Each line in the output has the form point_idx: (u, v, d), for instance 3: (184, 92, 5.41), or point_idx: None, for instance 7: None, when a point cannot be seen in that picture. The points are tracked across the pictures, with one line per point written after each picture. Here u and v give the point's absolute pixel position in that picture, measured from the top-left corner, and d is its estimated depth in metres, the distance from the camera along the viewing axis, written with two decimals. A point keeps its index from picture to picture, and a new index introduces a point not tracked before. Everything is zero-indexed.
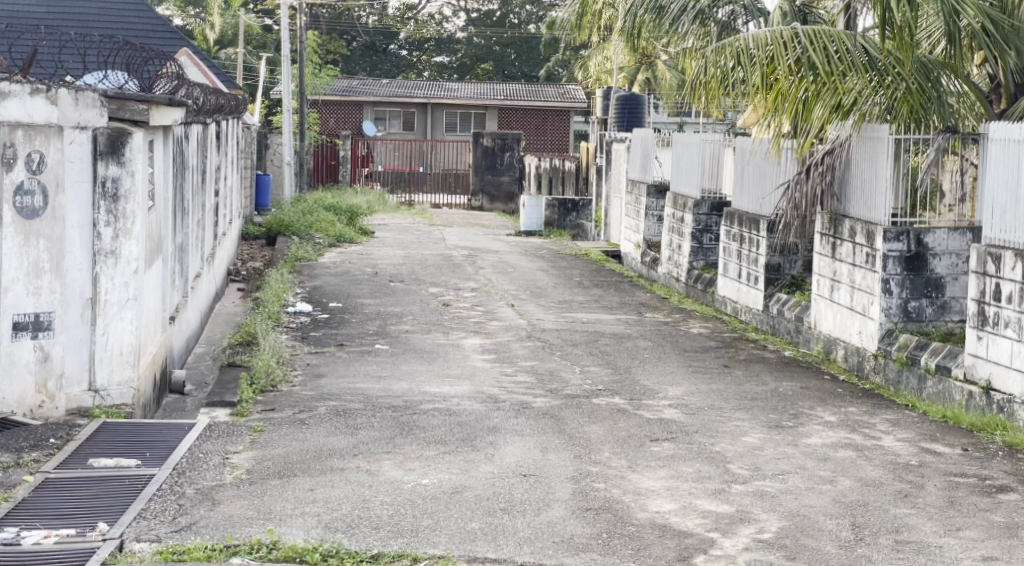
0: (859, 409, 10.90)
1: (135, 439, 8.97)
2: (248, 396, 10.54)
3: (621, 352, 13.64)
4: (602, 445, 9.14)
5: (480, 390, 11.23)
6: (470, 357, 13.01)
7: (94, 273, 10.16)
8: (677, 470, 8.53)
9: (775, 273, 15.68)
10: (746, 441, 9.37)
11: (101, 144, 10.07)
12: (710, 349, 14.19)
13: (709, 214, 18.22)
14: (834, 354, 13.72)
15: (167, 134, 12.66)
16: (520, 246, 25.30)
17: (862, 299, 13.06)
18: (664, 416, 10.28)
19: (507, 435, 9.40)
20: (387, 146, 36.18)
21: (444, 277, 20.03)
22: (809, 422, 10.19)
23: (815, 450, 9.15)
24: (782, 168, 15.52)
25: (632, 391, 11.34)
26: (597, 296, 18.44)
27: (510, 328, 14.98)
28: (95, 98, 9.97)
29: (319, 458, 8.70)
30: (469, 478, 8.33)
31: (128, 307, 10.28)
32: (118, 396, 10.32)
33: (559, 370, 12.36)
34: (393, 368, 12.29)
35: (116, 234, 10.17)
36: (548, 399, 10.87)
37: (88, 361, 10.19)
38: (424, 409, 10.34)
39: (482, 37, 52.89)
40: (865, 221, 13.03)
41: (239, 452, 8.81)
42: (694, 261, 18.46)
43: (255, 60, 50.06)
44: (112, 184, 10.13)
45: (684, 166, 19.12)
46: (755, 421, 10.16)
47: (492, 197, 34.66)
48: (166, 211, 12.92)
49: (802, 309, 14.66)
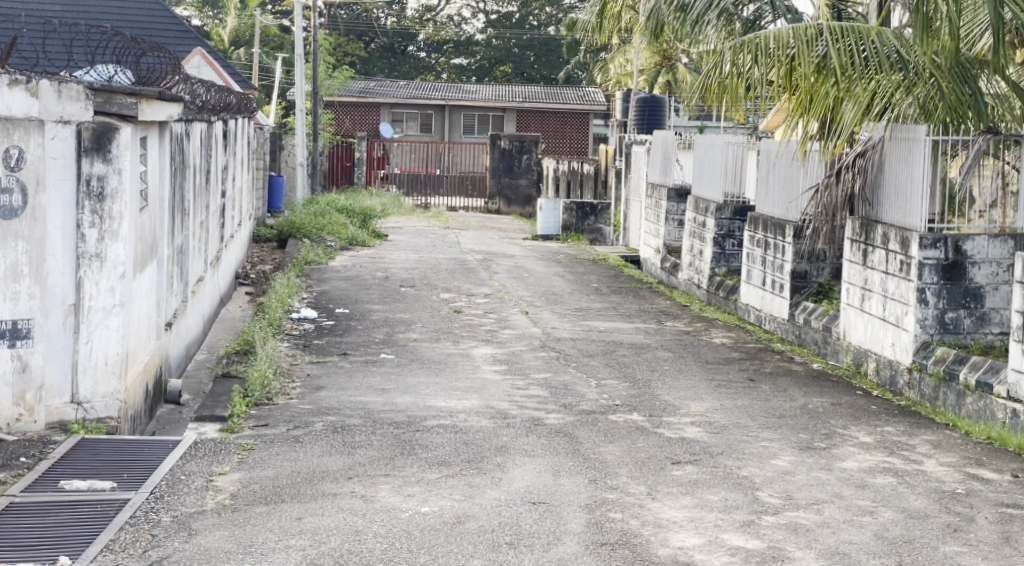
0: (895, 429, 10.14)
1: (115, 458, 8.27)
2: (241, 411, 9.83)
3: (641, 363, 12.91)
4: (618, 469, 8.40)
5: (489, 405, 10.50)
6: (480, 368, 12.28)
7: (77, 278, 9.43)
8: (702, 498, 7.79)
9: (801, 281, 14.95)
10: (775, 464, 8.63)
11: (86, 139, 9.34)
12: (734, 361, 13.45)
13: (732, 219, 17.53)
14: (864, 367, 12.99)
15: (165, 131, 11.98)
16: (537, 250, 24.62)
17: (895, 309, 12.31)
18: (686, 435, 9.54)
19: (517, 456, 8.68)
20: (403, 149, 34.93)
21: (457, 283, 19.32)
22: (844, 443, 9.44)
23: (852, 476, 8.41)
24: (808, 173, 14.80)
25: (652, 407, 10.62)
26: (615, 303, 17.70)
27: (523, 337, 14.25)
28: (78, 90, 9.21)
29: (310, 481, 7.98)
30: (473, 506, 7.60)
31: (114, 313, 9.54)
32: (103, 409, 9.57)
33: (574, 384, 11.62)
34: (398, 380, 11.58)
35: (101, 236, 9.45)
36: (561, 416, 10.15)
37: (70, 372, 9.48)
38: (428, 425, 9.63)
39: (501, 39, 52.22)
40: (900, 227, 12.29)
41: (224, 474, 8.10)
42: (716, 267, 17.71)
43: (271, 62, 49.49)
44: (98, 182, 9.42)
45: (706, 169, 18.38)
46: (784, 442, 9.40)
47: (509, 200, 33.93)
48: (161, 211, 12.18)
49: (830, 318, 13.91)
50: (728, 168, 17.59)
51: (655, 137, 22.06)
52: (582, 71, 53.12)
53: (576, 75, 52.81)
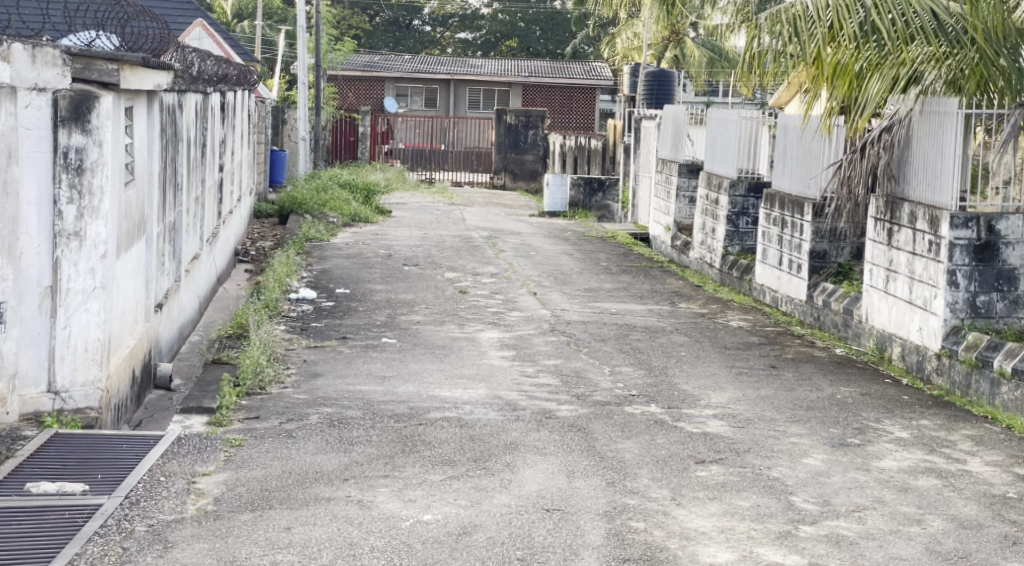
0: (933, 422, 9.42)
1: (90, 457, 7.59)
2: (231, 401, 9.16)
3: (656, 349, 12.23)
4: (638, 469, 7.73)
5: (496, 395, 9.82)
6: (486, 354, 11.60)
7: (55, 258, 8.71)
8: (732, 504, 7.12)
9: (820, 261, 14.25)
10: (808, 464, 7.94)
11: (63, 108, 8.64)
12: (754, 346, 12.76)
13: (746, 196, 16.84)
14: (888, 352, 12.31)
15: (151, 101, 11.27)
16: (544, 227, 23.92)
17: (922, 292, 11.63)
18: (709, 430, 8.85)
19: (528, 454, 8.01)
20: (407, 123, 34.21)
21: (462, 261, 18.63)
22: (879, 439, 8.73)
23: (892, 477, 7.71)
24: (829, 148, 14.08)
25: (671, 399, 9.93)
26: (626, 283, 17.01)
27: (532, 320, 13.58)
28: (55, 55, 8.49)
29: (302, 484, 7.31)
30: (480, 514, 6.94)
31: (94, 296, 8.88)
32: (82, 399, 8.92)
33: (587, 371, 10.96)
34: (401, 367, 10.90)
35: (80, 213, 8.76)
36: (574, 408, 9.48)
37: (47, 359, 8.79)
38: (431, 418, 8.97)
39: (507, 13, 51.77)
40: (928, 205, 11.61)
41: (209, 475, 7.43)
42: (729, 246, 17.01)
43: (273, 33, 48.70)
44: (76, 154, 8.71)
45: (719, 144, 17.64)
46: (815, 438, 8.70)
47: (515, 175, 33.11)
48: (150, 185, 11.49)
49: (852, 301, 13.22)
50: (741, 143, 16.86)
51: (665, 113, 21.33)
52: (589, 47, 52.45)
53: (583, 50, 52.11)
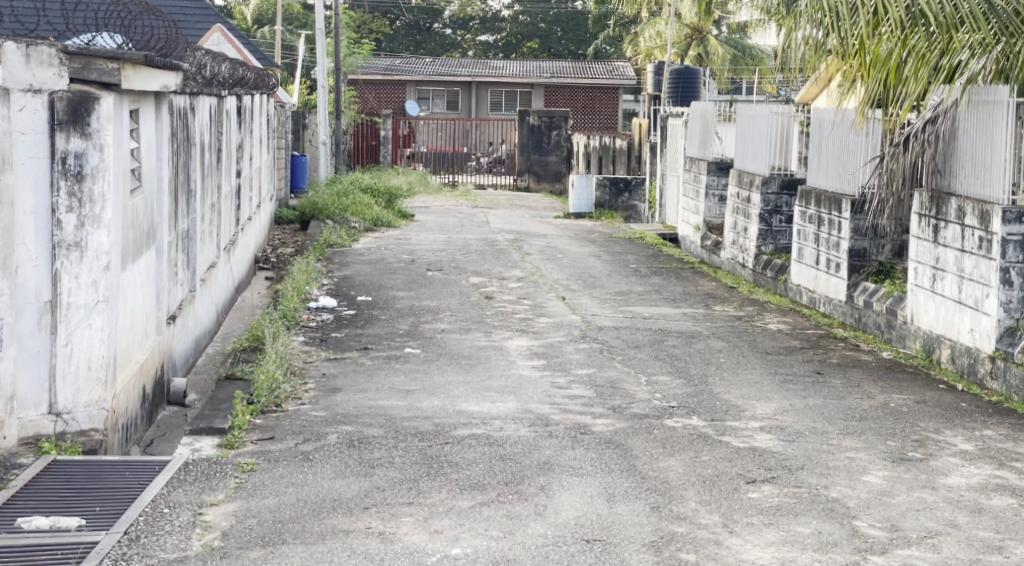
0: (997, 432, 8.76)
1: (89, 486, 7.01)
2: (243, 422, 8.57)
3: (693, 355, 11.61)
4: (684, 491, 7.11)
5: (527, 409, 9.21)
6: (515, 364, 10.97)
7: (54, 271, 8.10)
8: (790, 531, 6.54)
9: (859, 259, 13.59)
10: (869, 482, 7.31)
11: (60, 110, 8.01)
12: (797, 351, 12.10)
13: (779, 193, 16.16)
14: (936, 354, 11.63)
15: (159, 104, 10.69)
16: (570, 229, 23.28)
17: (973, 290, 10.98)
18: (757, 445, 8.22)
19: (563, 476, 7.39)
20: (430, 126, 33.58)
21: (486, 265, 18.02)
22: (942, 452, 8.08)
23: (962, 496, 7.10)
24: (867, 141, 13.41)
25: (713, 410, 9.29)
26: (657, 285, 16.35)
27: (562, 326, 12.95)
28: (52, 53, 7.91)
29: (317, 514, 6.74)
30: (515, 547, 6.36)
31: (97, 311, 8.23)
32: (86, 421, 8.29)
33: (622, 381, 10.33)
34: (425, 380, 10.28)
35: (81, 222, 8.13)
36: (610, 422, 8.86)
37: (48, 379, 8.18)
38: (458, 437, 8.35)
39: (528, 15, 51.46)
40: (979, 199, 10.95)
41: (216, 505, 6.87)
42: (762, 246, 16.34)
43: (293, 39, 48.22)
44: (75, 160, 8.08)
45: (750, 140, 16.96)
46: (872, 452, 8.06)
47: (539, 176, 32.46)
48: (158, 193, 10.90)
49: (896, 300, 12.55)
50: (773, 140, 16.14)
51: (692, 110, 20.67)
52: (611, 46, 51.88)
53: (604, 49, 51.63)
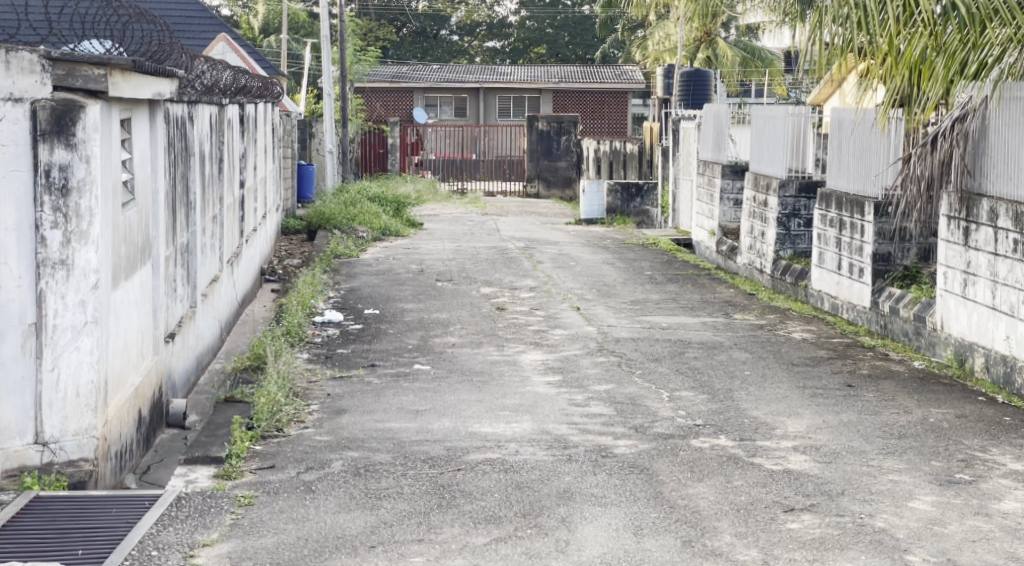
0: None
1: (71, 524, 6.49)
2: (241, 448, 8.04)
3: (715, 368, 11.05)
4: (718, 522, 6.58)
5: (544, 430, 8.67)
6: (530, 381, 10.43)
7: (39, 291, 7.48)
8: None
9: (884, 263, 12.99)
10: (917, 508, 6.78)
11: (42, 120, 7.41)
12: (824, 361, 11.54)
13: (797, 196, 15.59)
14: (967, 362, 11.06)
15: (154, 113, 10.17)
16: (582, 235, 22.74)
17: (1009, 295, 10.43)
18: (791, 467, 7.67)
19: (585, 506, 6.84)
20: (438, 133, 33.13)
21: (497, 275, 17.47)
22: (992, 473, 7.53)
23: (1019, 524, 6.56)
24: (890, 141, 12.80)
25: (741, 429, 8.74)
26: (674, 293, 15.79)
27: (578, 338, 12.40)
28: (33, 60, 7.37)
29: (319, 556, 6.25)
30: None
31: (85, 333, 7.57)
32: (75, 450, 7.63)
33: (643, 397, 9.78)
34: (435, 399, 9.73)
35: (66, 239, 7.50)
36: (633, 443, 8.31)
37: (33, 406, 7.53)
38: (470, 462, 7.82)
39: (535, 20, 50.95)
40: (1014, 201, 10.42)
41: (210, 546, 6.40)
42: (781, 250, 15.78)
43: (299, 47, 47.86)
44: (59, 172, 7.46)
45: (766, 142, 16.38)
46: (917, 474, 7.50)
47: (549, 182, 31.95)
48: (155, 207, 10.38)
49: (924, 306, 11.98)
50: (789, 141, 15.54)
51: (705, 113, 20.11)
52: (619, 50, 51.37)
53: (612, 54, 51.08)
